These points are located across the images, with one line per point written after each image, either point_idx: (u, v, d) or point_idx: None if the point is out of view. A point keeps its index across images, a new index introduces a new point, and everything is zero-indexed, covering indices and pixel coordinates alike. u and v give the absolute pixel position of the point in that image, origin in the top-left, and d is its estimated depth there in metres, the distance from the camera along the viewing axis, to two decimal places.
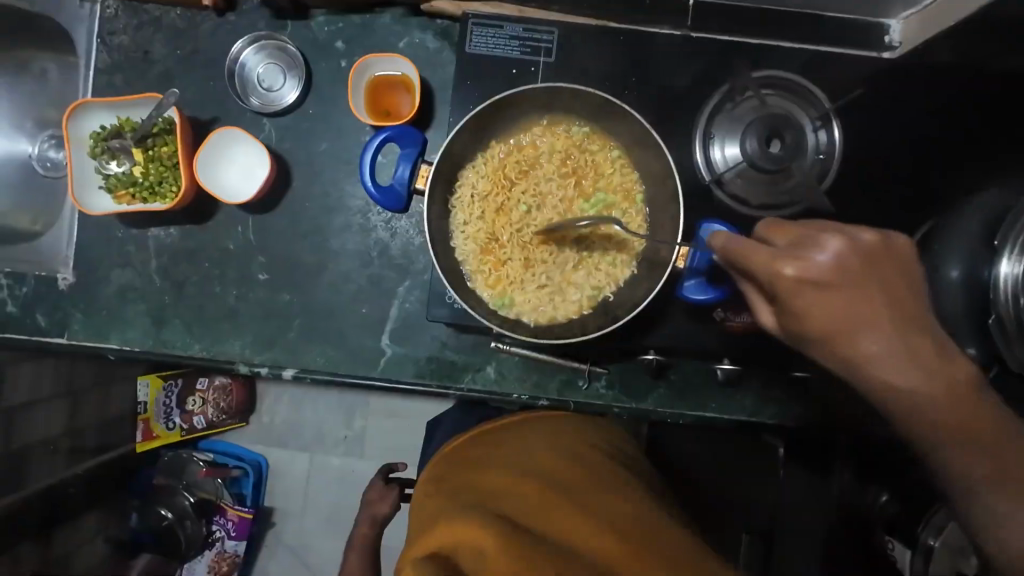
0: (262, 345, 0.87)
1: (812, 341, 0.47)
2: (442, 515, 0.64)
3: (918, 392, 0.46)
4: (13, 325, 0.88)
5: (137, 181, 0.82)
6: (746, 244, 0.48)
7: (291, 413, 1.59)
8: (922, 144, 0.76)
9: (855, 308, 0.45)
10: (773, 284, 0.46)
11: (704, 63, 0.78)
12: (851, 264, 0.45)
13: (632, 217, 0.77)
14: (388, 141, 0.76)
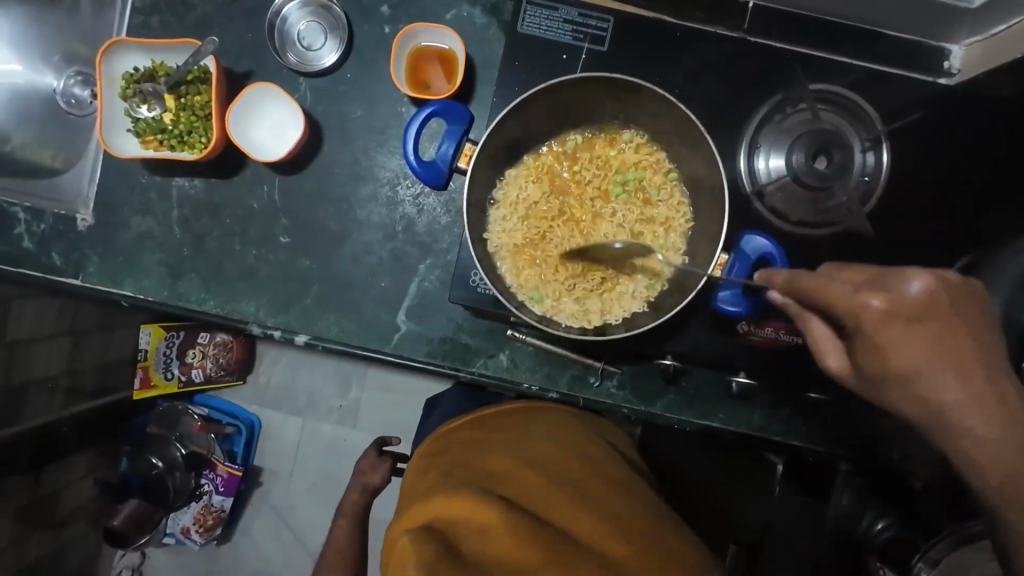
0: (276, 308, 0.87)
1: (886, 376, 0.46)
2: (444, 486, 0.66)
3: (989, 440, 0.46)
4: (27, 261, 0.86)
5: (167, 127, 0.81)
6: (819, 279, 0.47)
7: (290, 377, 1.60)
8: (970, 177, 0.74)
9: (933, 360, 0.43)
10: (858, 321, 0.44)
11: (758, 69, 0.76)
12: (939, 315, 0.43)
13: (669, 196, 0.78)
14: (433, 116, 0.75)
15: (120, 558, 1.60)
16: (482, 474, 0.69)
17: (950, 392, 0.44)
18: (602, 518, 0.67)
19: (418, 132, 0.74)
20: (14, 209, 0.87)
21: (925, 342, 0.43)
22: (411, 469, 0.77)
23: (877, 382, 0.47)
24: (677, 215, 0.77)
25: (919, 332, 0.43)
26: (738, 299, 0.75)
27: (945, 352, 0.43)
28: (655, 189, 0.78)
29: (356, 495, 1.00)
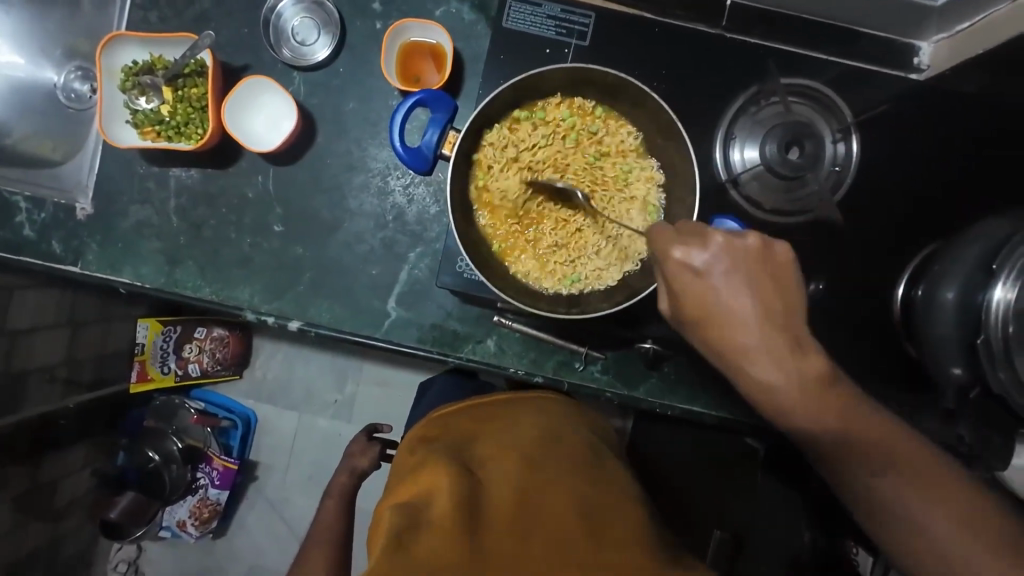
0: (271, 295, 0.89)
1: (692, 323, 0.56)
2: (425, 465, 0.70)
3: (782, 390, 0.53)
4: (28, 248, 0.89)
5: (165, 119, 0.83)
6: (663, 232, 0.57)
7: (284, 370, 1.62)
8: (937, 167, 0.78)
9: (739, 298, 0.53)
10: (668, 268, 0.55)
11: (734, 64, 0.79)
12: (735, 261, 0.54)
13: (614, 125, 0.79)
14: (418, 105, 0.76)
15: (115, 551, 1.62)
16: (463, 457, 0.72)
17: (754, 335, 0.53)
18: (571, 505, 0.69)
19: (403, 119, 0.77)
20: (17, 198, 0.89)
21: (733, 279, 0.53)
22: (404, 445, 0.80)
23: (692, 325, 0.56)
24: (627, 138, 0.79)
25: (722, 275, 0.54)
26: None
27: (763, 305, 0.53)
28: (600, 122, 0.79)
29: (344, 480, 1.03)
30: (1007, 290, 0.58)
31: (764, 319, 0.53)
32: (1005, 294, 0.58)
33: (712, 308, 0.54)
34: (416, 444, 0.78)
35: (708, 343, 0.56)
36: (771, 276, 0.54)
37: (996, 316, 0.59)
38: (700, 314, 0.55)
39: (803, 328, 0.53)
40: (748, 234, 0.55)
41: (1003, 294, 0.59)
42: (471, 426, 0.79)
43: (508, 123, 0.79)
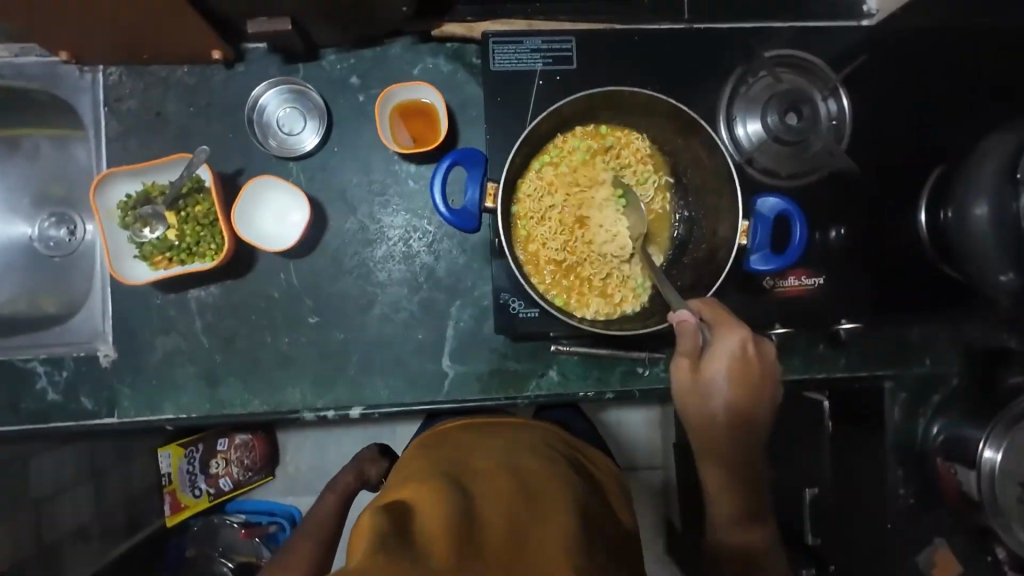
0: (322, 388, 0.87)
1: (692, 406, 0.67)
2: (417, 479, 0.66)
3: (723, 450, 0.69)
4: (57, 412, 0.84)
5: (174, 244, 0.81)
6: (718, 314, 0.66)
7: (315, 457, 1.46)
8: (915, 100, 0.84)
9: (737, 396, 0.65)
10: (699, 351, 0.66)
11: (712, 51, 0.82)
12: (738, 369, 0.65)
13: (624, 137, 0.83)
14: (454, 165, 0.76)
15: None
16: (456, 472, 0.68)
17: (726, 407, 0.66)
18: (561, 537, 0.61)
19: (442, 184, 0.76)
20: (32, 363, 0.85)
21: (728, 379, 0.65)
22: (397, 468, 0.76)
23: (687, 416, 0.68)
24: (636, 146, 0.83)
25: (732, 369, 0.65)
26: (768, 258, 0.76)
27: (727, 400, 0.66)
28: (611, 137, 0.83)
29: (350, 480, 0.93)
30: None
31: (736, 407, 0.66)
32: None
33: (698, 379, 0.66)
34: (406, 466, 0.73)
35: (688, 413, 0.68)
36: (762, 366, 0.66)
37: None
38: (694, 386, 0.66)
39: (756, 433, 0.69)
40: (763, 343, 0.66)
41: None
42: (469, 446, 0.75)
43: (528, 173, 0.82)
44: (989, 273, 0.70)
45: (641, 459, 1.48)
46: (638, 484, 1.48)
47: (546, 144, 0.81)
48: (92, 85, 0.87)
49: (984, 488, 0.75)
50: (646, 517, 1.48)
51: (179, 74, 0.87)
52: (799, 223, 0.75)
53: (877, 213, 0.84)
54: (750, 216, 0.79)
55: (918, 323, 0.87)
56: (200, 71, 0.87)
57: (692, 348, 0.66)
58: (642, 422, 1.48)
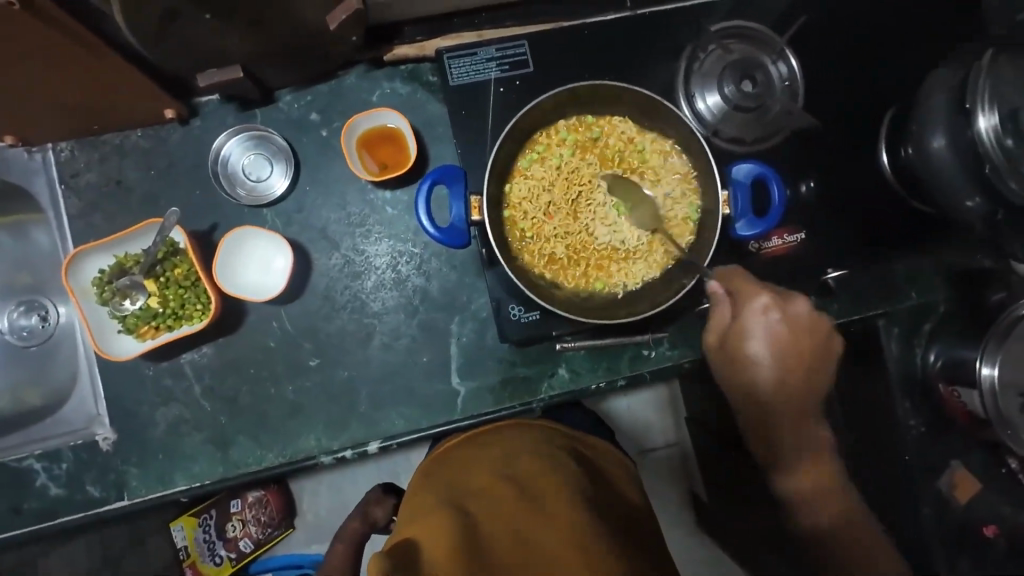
0: (336, 430, 0.85)
1: (730, 351, 0.79)
2: (419, 510, 0.69)
3: (773, 415, 0.82)
4: (63, 506, 0.81)
5: (159, 311, 0.79)
6: (744, 278, 0.77)
7: (333, 500, 1.40)
8: (856, 51, 0.88)
9: (780, 361, 0.79)
10: (739, 293, 0.77)
11: (660, 33, 0.85)
12: (785, 338, 0.78)
13: (608, 124, 0.82)
14: (435, 185, 0.76)
15: None
16: (457, 492, 0.70)
17: (772, 391, 0.80)
18: (564, 533, 0.64)
19: (426, 204, 0.76)
20: (28, 460, 0.81)
21: (771, 350, 0.78)
22: (404, 496, 0.77)
23: (719, 355, 0.80)
24: (622, 128, 0.82)
25: (776, 335, 0.77)
26: (752, 223, 0.78)
27: (778, 354, 0.78)
28: (597, 127, 0.82)
29: (356, 527, 0.93)
30: (988, 119, 0.65)
31: (783, 388, 0.80)
32: (988, 122, 0.65)
33: (740, 354, 0.79)
34: (411, 496, 0.76)
35: (733, 390, 0.82)
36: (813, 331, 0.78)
37: (990, 142, 0.66)
38: (732, 355, 0.79)
39: (799, 382, 0.81)
40: (800, 303, 0.78)
41: (986, 124, 0.66)
42: (466, 462, 0.76)
43: (512, 177, 0.82)
44: (956, 201, 0.73)
45: (658, 439, 1.49)
46: (659, 465, 1.49)
47: (525, 144, 0.81)
48: (44, 164, 0.84)
49: (989, 405, 0.78)
50: (673, 495, 1.49)
51: (133, 139, 0.85)
52: (775, 184, 0.77)
53: (844, 160, 0.87)
54: (728, 184, 0.80)
55: (900, 260, 0.90)
56: (154, 133, 0.85)
57: (721, 323, 0.78)
58: (652, 404, 1.50)
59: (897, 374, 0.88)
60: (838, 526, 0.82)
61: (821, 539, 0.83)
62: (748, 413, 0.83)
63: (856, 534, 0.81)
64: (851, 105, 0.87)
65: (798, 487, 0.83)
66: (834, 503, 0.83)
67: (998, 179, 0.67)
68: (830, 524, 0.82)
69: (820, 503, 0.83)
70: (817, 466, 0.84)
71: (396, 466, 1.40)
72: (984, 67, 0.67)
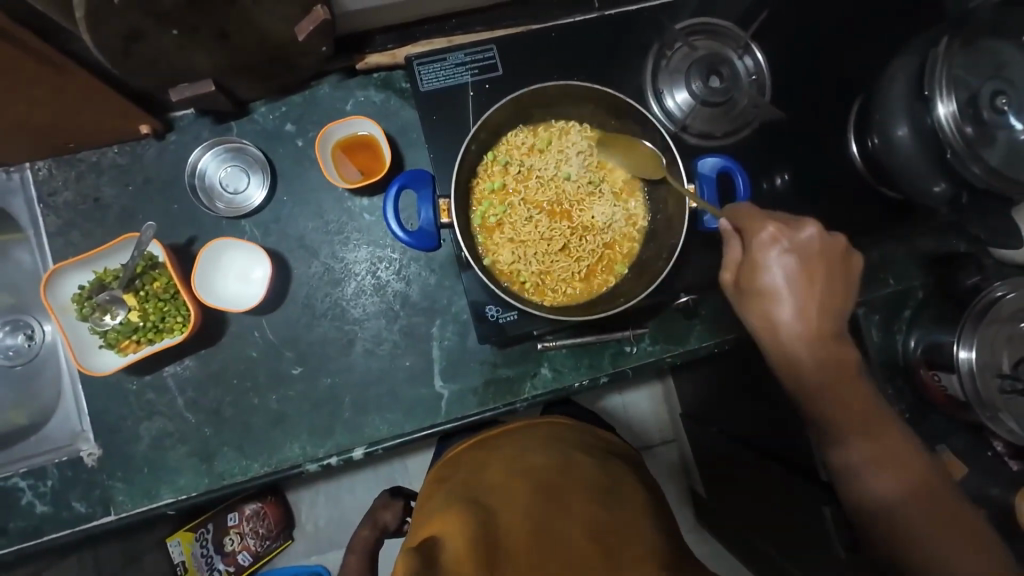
0: (321, 437, 0.85)
1: (752, 293, 0.69)
2: (437, 511, 0.69)
3: (798, 334, 0.68)
4: (50, 524, 0.81)
5: (139, 325, 0.80)
6: (749, 210, 0.69)
7: (332, 509, 1.40)
8: (820, 43, 0.89)
9: (803, 303, 0.67)
10: (791, 225, 0.68)
11: (627, 32, 0.86)
12: (820, 264, 0.67)
13: (509, 141, 0.85)
14: (403, 189, 0.78)
15: None
16: (470, 491, 0.71)
17: (806, 351, 0.69)
18: (581, 522, 0.67)
19: (394, 210, 0.77)
20: (12, 479, 0.81)
21: (791, 287, 0.67)
22: (418, 504, 0.79)
23: (749, 308, 0.70)
24: (517, 144, 0.85)
25: (792, 273, 0.66)
26: None
27: (790, 271, 0.66)
28: (503, 152, 0.85)
29: (366, 534, 0.94)
30: (947, 105, 0.67)
31: (817, 352, 0.69)
32: (946, 109, 0.67)
33: (776, 326, 0.69)
34: (426, 501, 0.76)
35: (757, 323, 0.70)
36: (834, 265, 0.69)
37: (950, 128, 0.67)
38: (754, 296, 0.69)
39: (835, 372, 0.69)
40: (811, 232, 0.67)
41: (945, 111, 0.67)
42: (476, 462, 0.78)
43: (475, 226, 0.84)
44: (923, 186, 0.76)
45: (654, 435, 1.50)
46: (657, 461, 1.49)
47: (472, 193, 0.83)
48: (22, 183, 0.85)
49: (967, 388, 0.78)
50: (673, 491, 1.49)
51: (110, 156, 0.86)
52: (740, 176, 0.78)
53: (814, 152, 0.89)
54: (694, 178, 0.81)
55: (876, 246, 0.91)
56: (130, 149, 0.86)
57: (735, 259, 0.70)
58: (647, 400, 1.50)
59: (879, 359, 0.89)
60: (908, 500, 0.68)
61: (879, 518, 0.69)
62: (792, 382, 0.71)
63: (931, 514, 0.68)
64: (818, 96, 0.89)
65: (860, 454, 0.70)
66: (903, 476, 0.69)
67: (961, 164, 0.68)
68: (881, 489, 0.69)
69: (884, 471, 0.69)
70: (872, 436, 0.70)
71: (392, 472, 1.40)
72: (940, 54, 0.68)
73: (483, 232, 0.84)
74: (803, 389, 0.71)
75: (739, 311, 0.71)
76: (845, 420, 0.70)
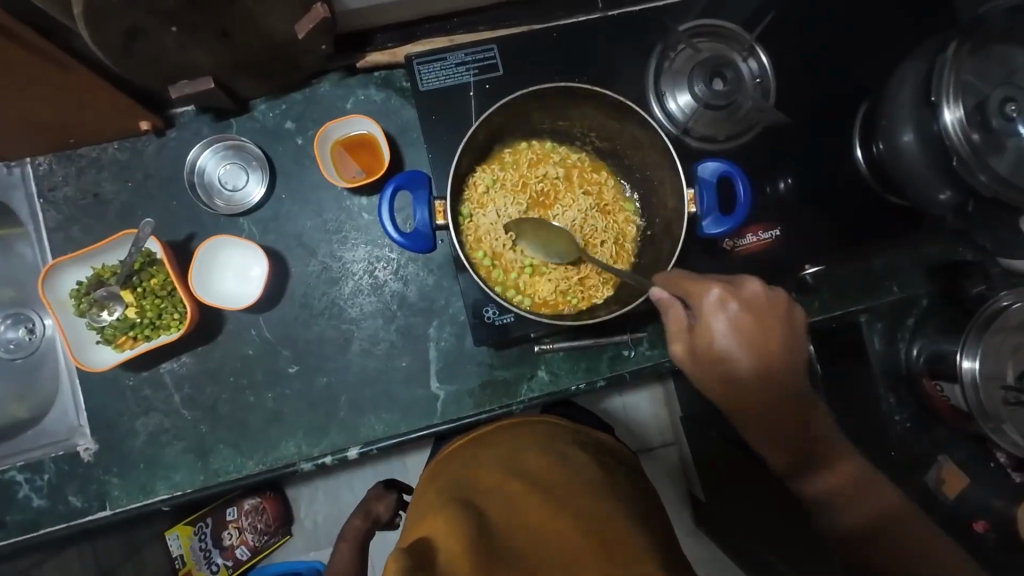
0: (316, 435, 0.85)
1: (702, 354, 0.64)
2: (431, 509, 0.69)
3: (755, 393, 0.64)
4: (47, 517, 0.82)
5: (136, 321, 0.80)
6: (677, 275, 0.66)
7: (331, 506, 1.39)
8: (826, 46, 0.88)
9: (752, 359, 0.63)
10: (715, 298, 0.63)
11: (630, 33, 0.85)
12: (764, 324, 0.63)
13: (475, 198, 0.85)
14: (399, 190, 0.77)
15: None
16: (464, 491, 0.70)
17: (761, 405, 0.64)
18: (581, 519, 0.65)
19: (390, 210, 0.76)
20: (10, 472, 0.82)
21: (737, 343, 0.63)
22: (412, 502, 0.79)
23: (693, 368, 0.66)
24: (476, 197, 0.85)
25: (736, 332, 0.63)
26: (720, 221, 0.77)
27: (744, 322, 0.62)
28: (478, 208, 0.85)
29: (357, 523, 0.91)
30: (954, 111, 0.66)
31: (770, 397, 0.64)
32: (953, 115, 0.66)
33: (716, 358, 0.64)
34: (420, 500, 0.75)
35: (708, 384, 0.66)
36: (787, 318, 0.65)
37: (957, 135, 0.66)
38: (709, 363, 0.64)
39: (784, 425, 0.65)
40: (753, 287, 0.64)
41: (952, 117, 0.66)
42: (471, 462, 0.77)
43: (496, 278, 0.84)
44: (930, 194, 0.75)
45: (654, 438, 1.49)
46: (656, 464, 1.48)
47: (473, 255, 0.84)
48: (23, 178, 0.85)
49: (970, 398, 0.76)
50: (672, 493, 1.48)
51: (110, 152, 0.86)
52: (741, 181, 0.76)
53: (818, 156, 0.88)
54: (695, 183, 0.80)
55: (880, 252, 0.89)
56: (130, 145, 0.86)
57: (681, 324, 0.65)
58: (647, 402, 1.49)
59: (881, 367, 0.88)
60: (876, 535, 0.63)
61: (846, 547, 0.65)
62: (749, 428, 0.67)
63: (903, 535, 0.63)
64: (823, 101, 0.88)
65: (827, 484, 0.65)
66: (866, 507, 0.64)
67: (968, 171, 0.66)
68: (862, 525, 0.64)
69: (851, 505, 0.65)
70: (834, 465, 0.65)
71: (391, 470, 1.40)
72: (948, 59, 0.67)
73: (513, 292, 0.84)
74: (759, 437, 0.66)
75: (687, 370, 0.66)
76: (812, 455, 0.65)
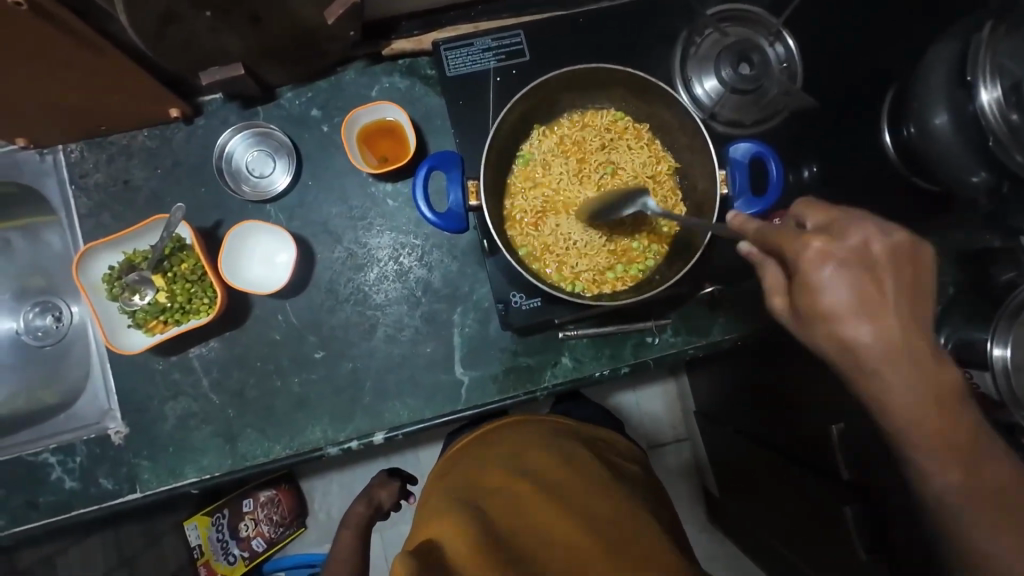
0: (342, 421, 0.85)
1: (814, 321, 0.49)
2: (439, 507, 0.70)
3: (888, 377, 0.49)
4: (78, 499, 0.83)
5: (166, 305, 0.81)
6: (778, 227, 0.50)
7: (345, 499, 1.39)
8: (853, 30, 0.88)
9: (883, 319, 0.48)
10: (809, 259, 0.48)
11: (656, 18, 0.85)
12: (887, 275, 0.48)
13: (541, 253, 0.84)
14: (432, 171, 0.77)
15: None
16: (472, 490, 0.71)
17: (897, 386, 0.50)
18: (589, 524, 0.65)
19: (423, 192, 0.77)
20: (43, 455, 0.83)
21: (862, 302, 0.48)
22: (421, 499, 0.79)
23: (813, 334, 0.51)
24: (539, 253, 0.84)
25: (856, 290, 0.47)
26: (753, 202, 0.76)
27: (874, 294, 0.48)
28: (561, 255, 0.84)
29: (361, 509, 0.92)
30: (990, 92, 0.65)
31: (914, 378, 0.49)
32: (990, 96, 0.65)
33: (842, 329, 0.48)
34: (427, 499, 0.75)
35: (828, 355, 0.51)
36: (913, 274, 0.49)
37: (995, 116, 0.65)
38: (815, 324, 0.50)
39: (930, 414, 0.52)
40: (891, 232, 0.49)
41: (989, 98, 0.65)
42: (476, 462, 0.77)
43: (615, 275, 0.84)
44: (962, 176, 0.74)
45: (667, 434, 1.48)
46: (671, 459, 1.48)
47: (597, 289, 0.83)
48: (55, 165, 0.86)
49: (1002, 386, 0.74)
50: (685, 489, 1.48)
51: (139, 139, 0.87)
52: (772, 162, 0.76)
53: (844, 143, 0.87)
54: (725, 165, 0.80)
55: None
56: (159, 133, 0.87)
57: (780, 281, 0.53)
58: (661, 399, 1.49)
59: None
60: (998, 517, 0.55)
61: (951, 529, 0.57)
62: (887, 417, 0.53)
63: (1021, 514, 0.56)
64: (849, 84, 0.87)
65: (948, 485, 0.55)
66: (984, 486, 0.55)
67: (1005, 153, 0.65)
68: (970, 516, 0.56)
69: (970, 487, 0.55)
70: (965, 460, 0.54)
71: (405, 463, 1.40)
72: (984, 40, 0.66)
73: (629, 263, 0.84)
74: (901, 424, 0.53)
75: (796, 333, 0.52)
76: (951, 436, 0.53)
